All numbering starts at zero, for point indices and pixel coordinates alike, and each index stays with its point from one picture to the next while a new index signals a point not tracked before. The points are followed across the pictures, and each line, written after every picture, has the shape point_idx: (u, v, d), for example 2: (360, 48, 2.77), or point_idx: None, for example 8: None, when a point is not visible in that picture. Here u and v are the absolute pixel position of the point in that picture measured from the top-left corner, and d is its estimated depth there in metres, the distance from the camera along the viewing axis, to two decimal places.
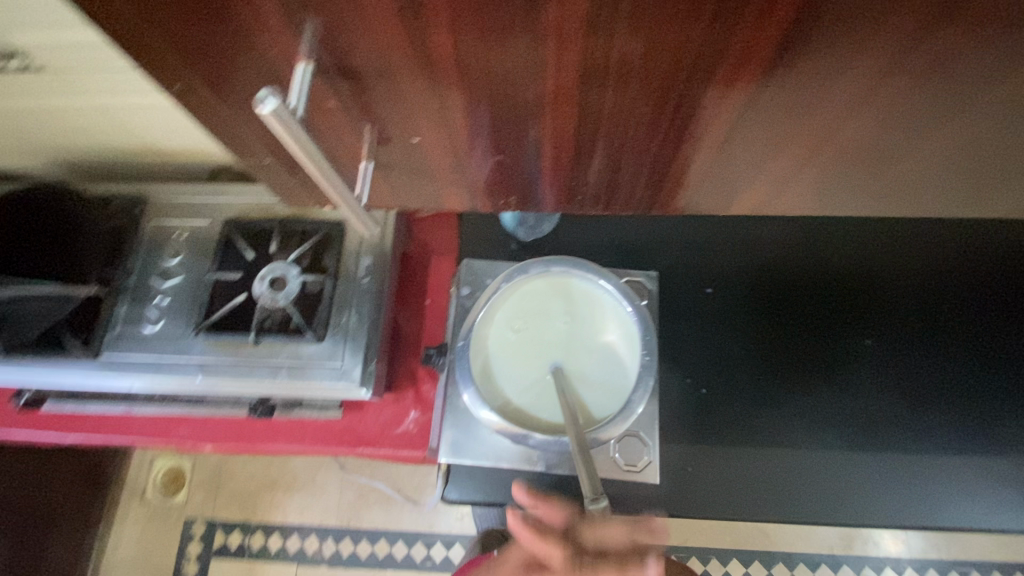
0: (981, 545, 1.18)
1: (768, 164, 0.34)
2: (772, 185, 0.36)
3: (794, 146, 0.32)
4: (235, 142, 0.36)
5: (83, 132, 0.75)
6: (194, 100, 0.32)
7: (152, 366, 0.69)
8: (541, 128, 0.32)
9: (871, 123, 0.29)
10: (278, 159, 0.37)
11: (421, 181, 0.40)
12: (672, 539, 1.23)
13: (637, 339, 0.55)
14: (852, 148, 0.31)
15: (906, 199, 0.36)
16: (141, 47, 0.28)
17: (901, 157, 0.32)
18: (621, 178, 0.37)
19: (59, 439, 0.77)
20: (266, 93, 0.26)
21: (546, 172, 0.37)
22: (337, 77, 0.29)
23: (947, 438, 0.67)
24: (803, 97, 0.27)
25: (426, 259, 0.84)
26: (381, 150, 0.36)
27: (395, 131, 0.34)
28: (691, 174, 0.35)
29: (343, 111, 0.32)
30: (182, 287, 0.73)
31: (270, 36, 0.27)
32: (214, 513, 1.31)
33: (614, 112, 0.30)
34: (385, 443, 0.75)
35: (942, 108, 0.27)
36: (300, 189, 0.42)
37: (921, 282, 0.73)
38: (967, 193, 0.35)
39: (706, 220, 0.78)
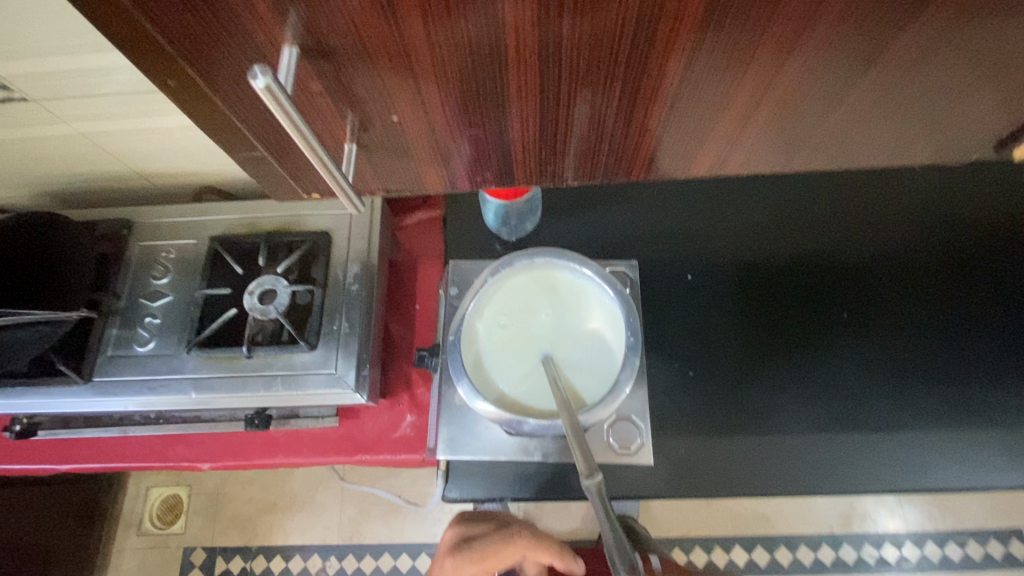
0: (975, 513, 1.21)
1: (714, 128, 0.36)
2: (734, 151, 0.39)
3: (751, 114, 0.34)
4: (228, 139, 0.37)
5: (67, 160, 0.76)
6: (184, 96, 0.32)
7: (145, 385, 0.69)
8: (504, 106, 0.34)
9: (800, 79, 0.31)
10: (262, 154, 0.38)
11: (405, 173, 0.42)
12: (675, 531, 1.24)
13: (621, 322, 0.57)
14: (803, 111, 0.34)
15: (849, 153, 0.39)
16: (134, 46, 0.28)
17: (834, 111, 0.34)
18: (595, 155, 0.39)
19: (54, 467, 0.77)
20: (259, 66, 0.25)
21: (524, 152, 0.39)
22: (321, 60, 0.30)
23: (926, 399, 0.70)
24: (754, 70, 0.31)
25: (413, 264, 0.85)
26: (364, 134, 0.37)
27: (372, 112, 0.34)
28: (657, 146, 0.38)
29: (324, 96, 0.33)
30: (172, 306, 0.74)
31: (256, 21, 0.27)
32: (214, 539, 1.29)
33: (590, 94, 0.33)
34: (383, 449, 0.76)
35: (877, 69, 0.31)
36: (292, 189, 0.43)
37: (890, 252, 0.77)
38: (909, 144, 0.39)
39: (681, 209, 0.81)
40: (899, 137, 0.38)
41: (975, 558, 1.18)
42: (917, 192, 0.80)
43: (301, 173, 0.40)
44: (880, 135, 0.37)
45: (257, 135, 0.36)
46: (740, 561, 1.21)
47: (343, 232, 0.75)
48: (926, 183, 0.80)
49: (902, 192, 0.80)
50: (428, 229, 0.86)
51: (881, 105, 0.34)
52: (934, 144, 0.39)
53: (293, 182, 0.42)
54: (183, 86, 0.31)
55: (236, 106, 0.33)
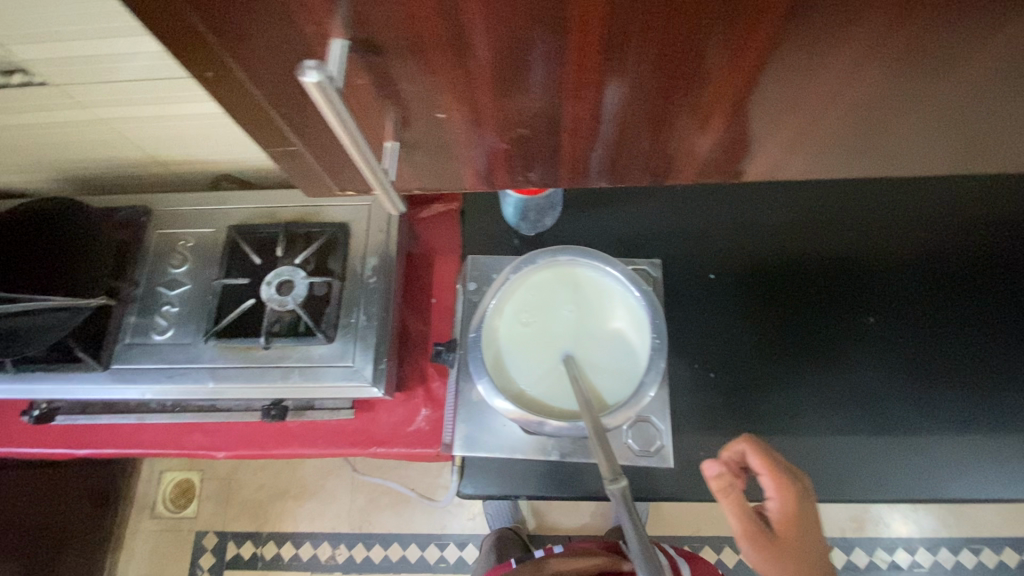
0: (991, 521, 1.19)
1: (764, 128, 0.34)
2: (779, 151, 0.37)
3: (804, 115, 0.33)
4: (262, 132, 0.36)
5: (86, 145, 0.76)
6: (221, 88, 0.32)
7: (163, 374, 0.69)
8: (547, 101, 0.32)
9: (868, 85, 0.30)
10: (299, 149, 0.38)
11: (439, 168, 0.41)
12: (684, 529, 1.24)
13: (645, 322, 0.56)
14: (856, 116, 0.33)
15: (896, 160, 0.38)
16: (176, 35, 0.28)
17: (893, 118, 0.33)
18: (633, 151, 0.38)
19: (71, 452, 0.78)
20: (310, 62, 0.24)
21: (560, 150, 0.38)
22: (368, 53, 0.29)
23: (953, 408, 0.68)
24: (819, 74, 0.29)
25: (430, 257, 0.84)
26: (404, 130, 0.36)
27: (416, 108, 0.34)
28: (700, 145, 0.37)
29: (369, 91, 0.32)
30: (190, 295, 0.74)
31: (305, 14, 0.26)
32: (225, 524, 1.31)
33: (619, 88, 0.31)
34: (397, 442, 0.75)
35: (942, 73, 0.29)
36: (321, 181, 0.42)
37: (921, 256, 0.75)
38: (961, 151, 0.37)
39: (704, 207, 0.79)
40: (951, 143, 0.36)
41: (989, 566, 1.17)
42: (951, 196, 0.77)
43: (335, 168, 0.39)
44: (931, 141, 0.36)
45: (293, 126, 0.35)
46: None
47: (362, 224, 0.75)
48: (961, 186, 0.77)
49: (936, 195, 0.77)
50: (445, 222, 0.85)
51: (937, 110, 0.32)
52: (985, 152, 0.37)
53: (325, 176, 0.41)
54: (222, 77, 0.31)
55: (275, 98, 0.32)
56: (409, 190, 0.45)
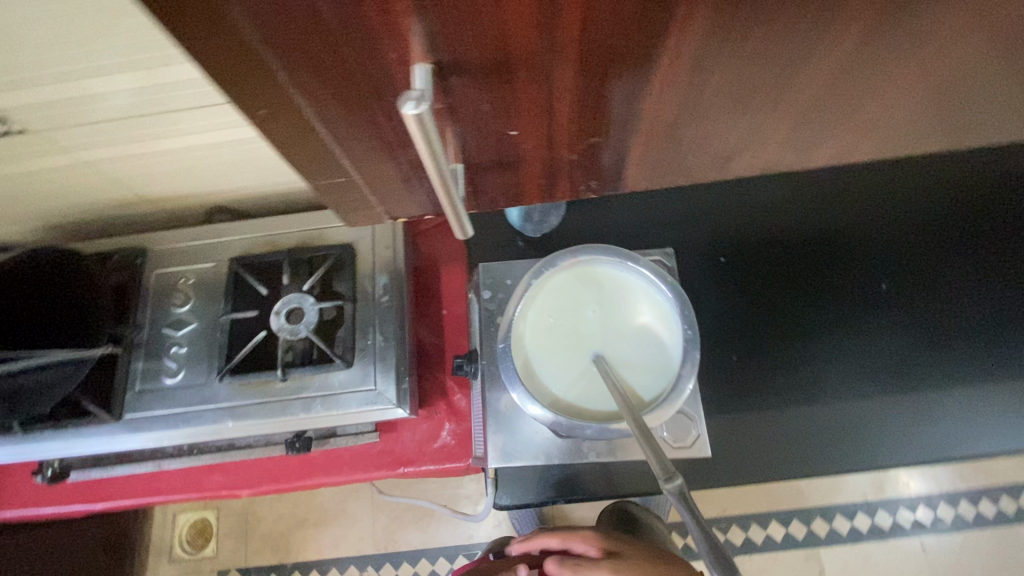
0: (1005, 469, 1.21)
1: (794, 121, 0.34)
2: (821, 142, 0.36)
3: (856, 105, 0.32)
4: (314, 168, 0.34)
5: (71, 191, 0.73)
6: (277, 129, 0.30)
7: (180, 418, 0.67)
8: (579, 111, 0.32)
9: (906, 68, 0.29)
10: (351, 179, 0.36)
11: (476, 185, 0.40)
12: (710, 511, 1.24)
13: (673, 315, 0.55)
14: (899, 100, 0.32)
15: (924, 138, 0.37)
16: (236, 78, 0.26)
17: (924, 99, 0.33)
18: (682, 154, 0.37)
19: (88, 507, 0.75)
20: (413, 94, 0.23)
21: (602, 155, 0.37)
22: (450, 74, 0.27)
23: (977, 370, 0.69)
24: (876, 63, 0.29)
25: (437, 269, 0.83)
26: (468, 151, 0.35)
27: (492, 126, 0.32)
28: (748, 143, 0.36)
29: (443, 116, 0.31)
30: (197, 333, 0.71)
31: (390, 40, 0.25)
32: (248, 560, 1.28)
33: (623, 88, 0.30)
34: (426, 460, 0.74)
35: (977, 48, 0.28)
36: (358, 210, 0.40)
37: (925, 220, 0.75)
38: (993, 122, 0.36)
39: (707, 191, 0.79)
40: (986, 115, 0.35)
41: (1008, 514, 1.19)
42: (951, 159, 0.78)
43: (387, 193, 0.38)
44: (966, 116, 0.35)
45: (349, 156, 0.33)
46: (777, 536, 1.22)
47: (367, 243, 0.73)
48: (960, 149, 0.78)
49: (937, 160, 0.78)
50: (449, 232, 0.84)
51: (974, 85, 0.32)
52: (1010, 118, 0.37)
53: (374, 203, 0.39)
54: (277, 116, 0.29)
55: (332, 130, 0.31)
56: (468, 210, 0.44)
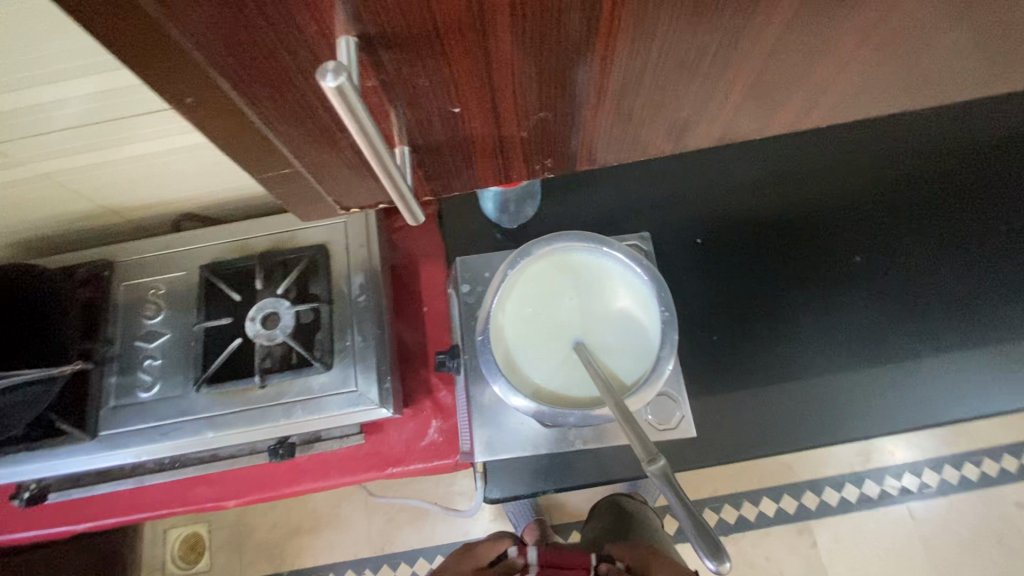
0: (986, 432, 1.24)
1: (757, 88, 0.34)
2: (784, 106, 0.36)
3: (811, 67, 0.32)
4: (255, 157, 0.34)
5: (30, 204, 0.71)
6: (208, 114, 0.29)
7: (158, 431, 0.65)
8: (543, 87, 0.32)
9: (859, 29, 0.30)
10: (296, 170, 0.36)
11: (439, 169, 0.39)
12: (703, 492, 1.25)
13: (650, 298, 0.55)
14: (852, 61, 0.32)
15: (889, 99, 0.37)
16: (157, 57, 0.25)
17: (886, 59, 0.33)
18: (639, 128, 0.37)
19: (69, 529, 0.73)
20: (331, 65, 0.21)
21: (556, 134, 0.37)
22: (380, 47, 0.26)
23: (953, 333, 0.70)
24: (823, 21, 0.29)
25: (415, 266, 0.82)
26: (414, 132, 0.35)
27: (431, 104, 0.32)
28: (710, 112, 0.36)
29: (379, 93, 0.30)
30: (171, 344, 0.70)
31: (311, 13, 0.24)
32: (243, 571, 1.27)
33: (589, 68, 0.30)
34: (414, 459, 0.74)
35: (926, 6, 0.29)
36: (313, 201, 0.40)
37: (897, 189, 0.76)
38: (953, 78, 0.37)
39: (681, 172, 0.79)
40: (940, 74, 0.36)
41: (991, 475, 1.22)
42: (920, 126, 0.78)
43: (335, 185, 0.38)
44: (922, 74, 0.35)
45: (286, 147, 0.33)
46: (769, 511, 1.23)
47: (340, 242, 0.72)
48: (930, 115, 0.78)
49: (908, 127, 0.78)
50: (425, 227, 0.83)
51: (927, 42, 0.32)
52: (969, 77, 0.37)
53: (326, 195, 0.39)
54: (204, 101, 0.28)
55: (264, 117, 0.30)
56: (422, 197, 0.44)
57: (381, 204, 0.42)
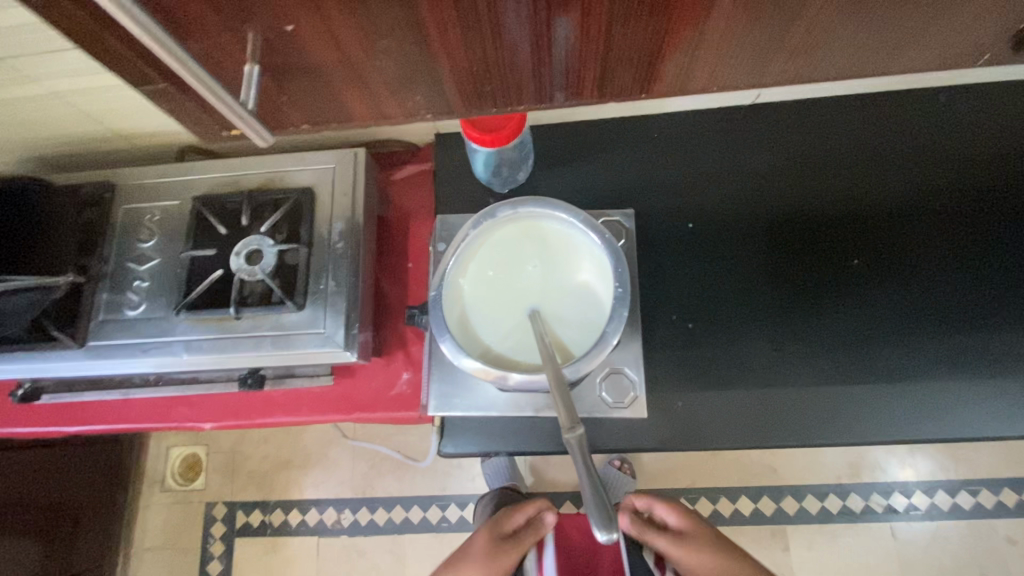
0: (988, 461, 1.19)
1: (703, 40, 0.34)
2: (696, 60, 0.36)
3: (711, 20, 0.32)
4: (127, 65, 0.36)
5: (43, 122, 0.74)
6: (55, 12, 0.32)
7: (139, 348, 0.69)
8: (495, 33, 0.33)
9: None
10: (165, 86, 0.38)
11: (332, 98, 0.39)
12: (680, 482, 1.25)
13: (610, 273, 0.54)
14: (779, 15, 0.31)
15: (844, 63, 0.37)
16: None
17: (835, 23, 0.32)
18: (574, 75, 0.37)
19: (61, 429, 0.79)
20: None
21: (475, 72, 0.36)
22: None
23: (939, 351, 0.67)
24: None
25: (404, 221, 0.83)
26: (265, 54, 0.35)
27: (266, 21, 0.31)
28: (608, 53, 0.35)
29: (200, 3, 0.30)
30: (160, 269, 0.73)
31: None
32: (233, 494, 1.34)
33: (566, 24, 0.32)
34: (379, 407, 0.76)
35: None
36: (203, 121, 0.42)
37: (912, 192, 0.72)
38: (899, 47, 0.35)
39: (681, 153, 0.76)
40: (878, 43, 0.34)
41: (986, 507, 1.17)
42: (950, 126, 0.73)
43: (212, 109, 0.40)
44: (860, 39, 0.34)
45: (141, 60, 0.35)
46: (746, 510, 1.22)
47: (327, 187, 0.73)
48: (949, 117, 0.74)
49: (923, 128, 0.73)
50: (418, 184, 0.83)
51: (859, 6, 0.30)
52: (936, 49, 0.36)
53: (207, 117, 0.41)
54: (49, 2, 0.31)
55: (105, 20, 0.32)
56: (299, 126, 0.44)
57: (313, 125, 0.44)
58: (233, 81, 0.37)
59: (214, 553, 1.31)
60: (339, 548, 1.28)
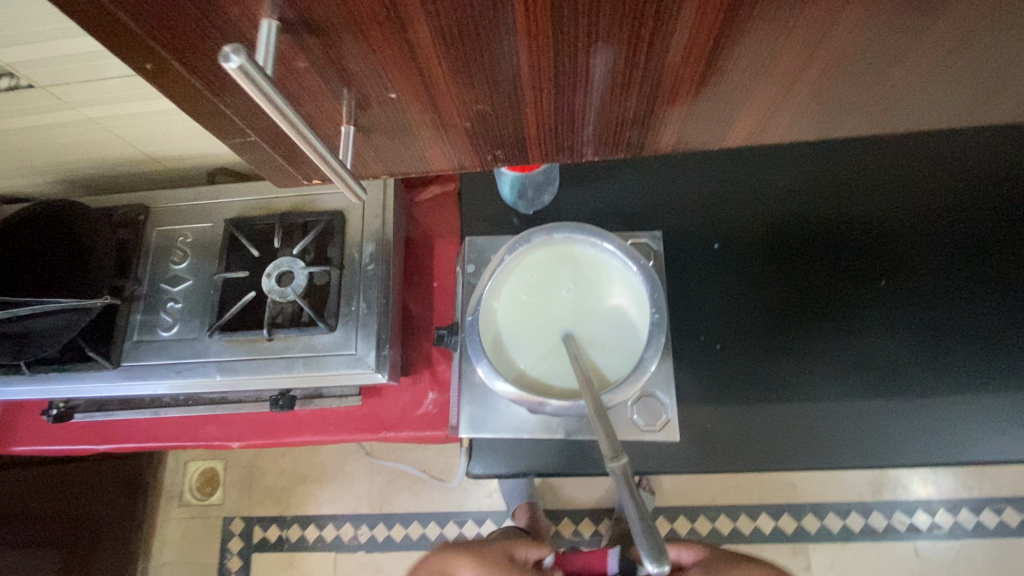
0: (1012, 480, 1.17)
1: (750, 93, 0.34)
2: (770, 114, 0.37)
3: (760, 76, 0.32)
4: (219, 124, 0.38)
5: (81, 146, 0.76)
6: (165, 78, 0.33)
7: (172, 369, 0.70)
8: (551, 85, 0.33)
9: (862, 36, 0.29)
10: (255, 139, 0.39)
11: (411, 149, 0.41)
12: (699, 499, 1.24)
13: (646, 298, 0.55)
14: (827, 71, 0.32)
15: (888, 116, 0.37)
16: (118, 36, 0.29)
17: (888, 75, 0.32)
18: (619, 125, 0.38)
19: (92, 447, 0.80)
20: (231, 47, 0.23)
21: (532, 121, 0.37)
22: (304, 33, 0.29)
23: (971, 373, 0.66)
24: (812, 28, 0.28)
25: (429, 241, 0.84)
26: (360, 115, 0.37)
27: (369, 89, 0.34)
28: (675, 111, 0.36)
29: (314, 74, 0.32)
30: (192, 290, 0.74)
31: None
32: (250, 510, 1.34)
33: (612, 62, 0.31)
34: (406, 427, 0.76)
35: (913, 33, 0.29)
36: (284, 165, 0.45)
37: (937, 215, 0.72)
38: (970, 102, 0.36)
39: (706, 174, 0.77)
40: (963, 93, 0.35)
41: (1010, 525, 1.15)
42: (973, 149, 0.74)
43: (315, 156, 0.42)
44: (938, 93, 0.35)
45: (239, 118, 0.36)
46: (765, 528, 1.21)
47: (358, 210, 0.74)
48: (972, 138, 0.74)
49: (946, 152, 0.74)
50: (443, 205, 0.84)
51: (909, 61, 0.31)
52: (982, 99, 0.36)
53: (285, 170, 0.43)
54: (162, 69, 0.32)
55: (215, 88, 0.33)
56: (376, 174, 0.46)
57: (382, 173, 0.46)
58: (326, 135, 0.39)
59: (231, 568, 1.31)
60: (356, 564, 1.28)
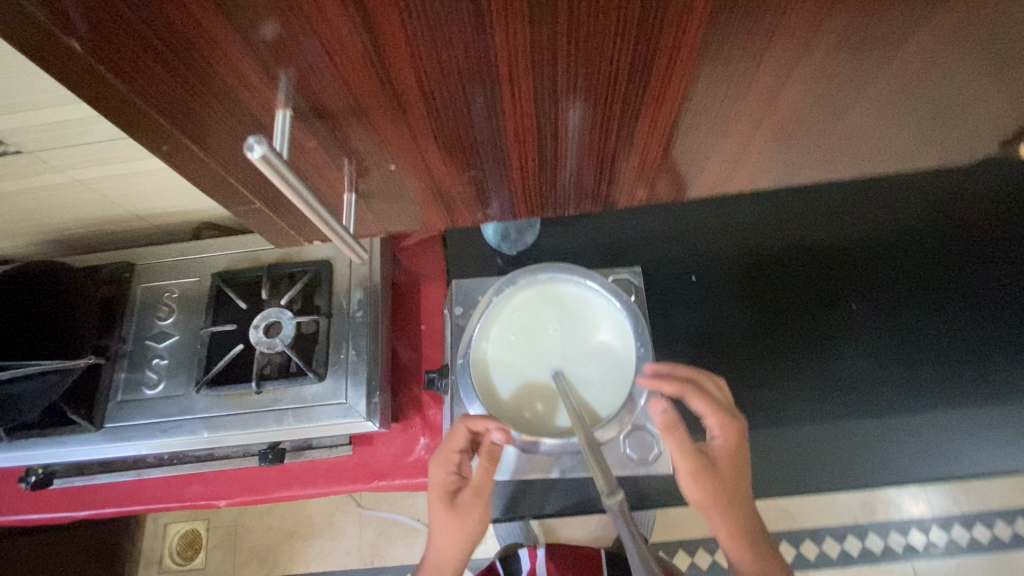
0: (998, 493, 1.19)
1: (722, 138, 0.38)
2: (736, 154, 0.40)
3: (720, 121, 0.36)
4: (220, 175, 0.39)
5: (65, 208, 0.77)
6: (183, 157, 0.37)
7: (156, 428, 0.69)
8: (506, 130, 0.36)
9: (802, 85, 0.33)
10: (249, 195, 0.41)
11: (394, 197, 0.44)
12: (698, 531, 1.22)
13: (629, 331, 0.58)
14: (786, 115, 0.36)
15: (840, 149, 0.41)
16: (136, 118, 0.33)
17: (840, 114, 0.36)
18: (587, 168, 0.41)
19: (71, 515, 0.77)
20: (255, 139, 0.28)
21: (515, 166, 0.41)
22: (313, 119, 0.34)
23: (943, 389, 0.69)
24: (762, 81, 0.32)
25: (415, 284, 0.85)
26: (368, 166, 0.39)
27: (369, 160, 0.39)
28: (651, 155, 0.40)
29: (320, 152, 0.38)
30: (179, 346, 0.74)
31: (252, 92, 0.32)
32: (235, 571, 1.29)
33: (578, 113, 0.34)
34: (398, 474, 0.75)
35: (854, 75, 0.32)
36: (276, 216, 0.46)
37: (895, 240, 0.76)
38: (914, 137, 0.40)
39: (680, 210, 0.80)
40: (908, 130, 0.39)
41: (1004, 539, 1.16)
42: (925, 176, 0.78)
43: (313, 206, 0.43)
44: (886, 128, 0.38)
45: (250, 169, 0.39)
46: None
47: (344, 259, 0.75)
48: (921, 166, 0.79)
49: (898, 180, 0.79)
50: (428, 249, 0.86)
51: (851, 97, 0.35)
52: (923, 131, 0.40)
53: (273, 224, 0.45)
54: (177, 150, 0.36)
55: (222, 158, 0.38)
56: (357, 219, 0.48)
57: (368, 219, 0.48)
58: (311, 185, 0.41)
59: None
60: None
